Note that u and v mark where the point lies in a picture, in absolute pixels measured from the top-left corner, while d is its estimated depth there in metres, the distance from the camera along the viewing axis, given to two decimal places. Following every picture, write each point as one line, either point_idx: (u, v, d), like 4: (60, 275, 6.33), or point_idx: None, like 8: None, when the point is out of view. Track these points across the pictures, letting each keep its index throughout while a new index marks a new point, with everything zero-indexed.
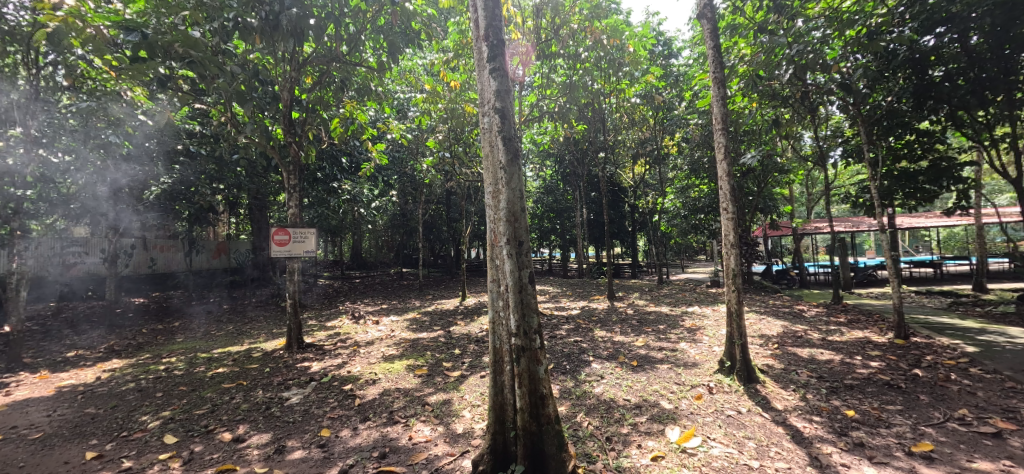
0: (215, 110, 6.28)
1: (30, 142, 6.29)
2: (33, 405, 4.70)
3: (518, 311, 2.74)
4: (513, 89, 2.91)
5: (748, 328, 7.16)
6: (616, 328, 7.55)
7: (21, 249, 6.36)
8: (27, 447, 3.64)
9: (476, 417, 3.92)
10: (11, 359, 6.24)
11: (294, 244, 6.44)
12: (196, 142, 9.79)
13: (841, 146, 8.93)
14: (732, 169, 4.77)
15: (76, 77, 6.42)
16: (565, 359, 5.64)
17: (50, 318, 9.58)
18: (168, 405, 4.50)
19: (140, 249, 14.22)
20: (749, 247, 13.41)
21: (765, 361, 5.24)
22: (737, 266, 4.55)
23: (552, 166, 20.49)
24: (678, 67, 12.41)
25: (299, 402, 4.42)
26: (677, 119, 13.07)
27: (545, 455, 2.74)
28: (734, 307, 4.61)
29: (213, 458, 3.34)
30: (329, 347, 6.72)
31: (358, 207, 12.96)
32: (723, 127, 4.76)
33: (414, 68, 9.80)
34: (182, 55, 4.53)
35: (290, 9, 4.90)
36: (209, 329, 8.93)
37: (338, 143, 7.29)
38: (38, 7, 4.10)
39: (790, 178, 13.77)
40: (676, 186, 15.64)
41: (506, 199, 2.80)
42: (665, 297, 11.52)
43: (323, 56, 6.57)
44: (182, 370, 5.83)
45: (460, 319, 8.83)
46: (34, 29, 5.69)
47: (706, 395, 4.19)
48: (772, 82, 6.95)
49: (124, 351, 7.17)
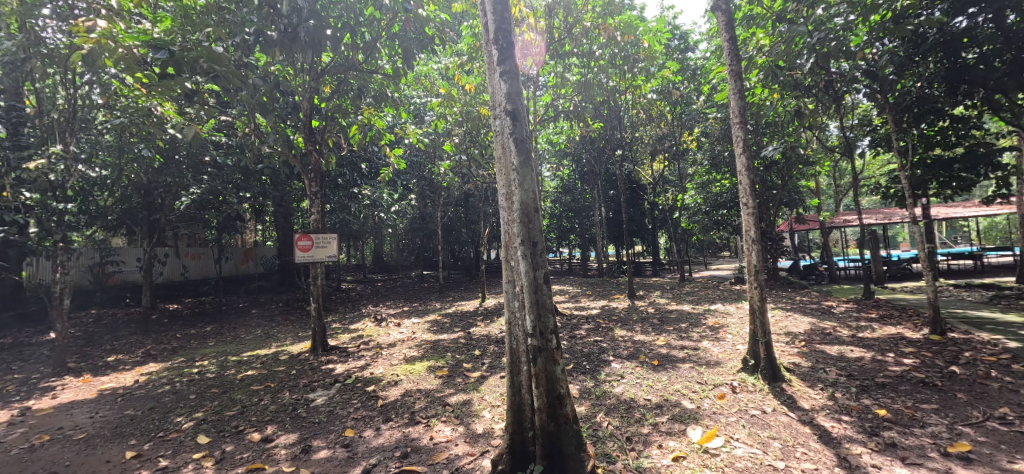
0: (239, 121, 6.49)
1: (69, 159, 6.61)
2: (77, 407, 4.97)
3: (534, 312, 2.74)
4: (524, 90, 2.92)
5: (774, 325, 6.98)
6: (637, 327, 7.43)
7: (64, 261, 6.79)
8: (72, 447, 3.86)
9: (496, 417, 3.95)
10: (57, 364, 6.56)
11: (317, 249, 6.59)
12: (223, 153, 10.15)
13: (869, 135, 8.53)
14: (752, 162, 4.64)
15: (110, 94, 6.73)
16: (585, 358, 5.61)
17: (92, 325, 10.08)
18: (201, 407, 4.67)
19: (174, 257, 14.80)
20: (773, 243, 13.06)
21: (791, 359, 5.09)
22: (760, 262, 4.47)
23: (569, 165, 20.37)
24: (696, 60, 12.31)
25: (324, 404, 4.54)
26: (695, 113, 12.90)
27: (565, 454, 2.73)
28: (757, 304, 4.52)
29: (243, 458, 3.47)
30: (353, 350, 6.88)
31: (379, 212, 13.22)
32: (741, 121, 4.66)
33: (429, 72, 9.95)
34: (207, 70, 4.75)
35: (307, 21, 5.13)
36: (239, 333, 9.26)
37: (357, 149, 7.45)
38: (72, 31, 4.26)
39: (816, 170, 13.26)
40: (696, 182, 15.47)
41: (519, 199, 2.80)
42: (687, 294, 11.33)
43: (341, 65, 6.75)
44: (213, 373, 6.05)
45: (480, 320, 8.94)
46: (71, 51, 6.01)
47: (729, 394, 4.11)
48: (793, 72, 6.84)
49: (160, 355, 7.49)
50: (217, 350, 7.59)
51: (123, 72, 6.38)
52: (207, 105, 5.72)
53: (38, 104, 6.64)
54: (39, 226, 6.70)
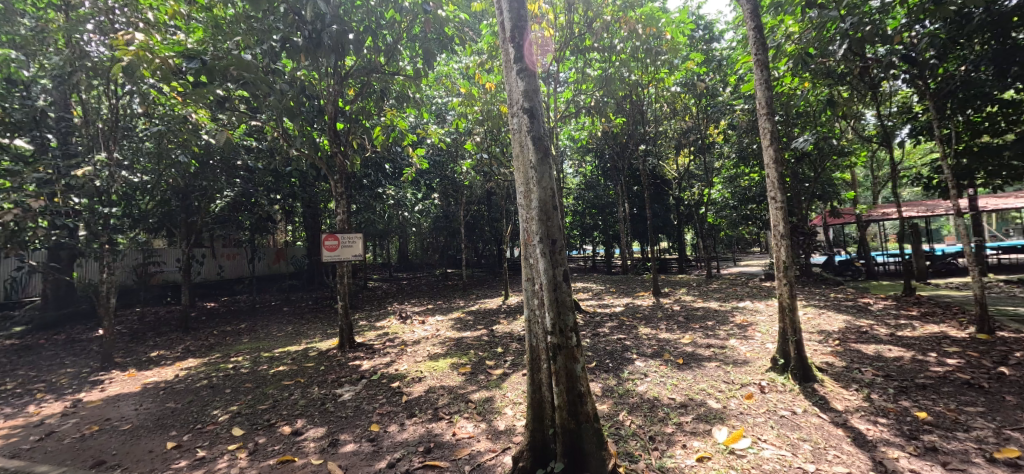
0: (268, 126, 6.73)
1: (113, 166, 7.00)
2: (123, 400, 5.28)
3: (553, 309, 2.74)
4: (541, 88, 2.92)
5: (806, 323, 6.73)
6: (661, 325, 7.30)
7: (110, 262, 7.21)
8: (119, 437, 4.12)
9: (517, 415, 3.97)
10: (105, 358, 6.98)
11: (343, 248, 6.76)
12: (253, 157, 10.53)
13: (909, 123, 8.09)
14: (781, 154, 4.48)
15: (149, 103, 7.09)
16: (608, 356, 5.56)
17: (136, 322, 10.67)
18: (236, 401, 4.89)
19: (210, 257, 15.48)
20: (805, 238, 12.58)
21: (824, 359, 4.89)
22: (789, 258, 4.31)
23: (591, 161, 20.18)
24: (721, 51, 11.95)
25: (351, 399, 4.67)
26: (721, 105, 12.54)
27: (586, 452, 2.71)
28: (787, 301, 4.37)
29: (275, 449, 3.61)
30: (379, 347, 7.04)
31: (402, 211, 13.47)
32: (767, 112, 4.51)
33: (450, 72, 10.05)
34: (237, 78, 4.94)
35: (331, 26, 5.28)
36: (271, 330, 9.62)
37: (381, 150, 7.59)
38: (114, 45, 4.51)
39: (852, 161, 12.67)
40: (723, 176, 15.07)
41: (538, 197, 2.80)
42: (715, 292, 11.06)
43: (364, 68, 6.89)
44: (247, 368, 6.31)
45: (503, 318, 8.98)
46: (113, 63, 6.36)
47: (757, 394, 3.99)
48: (825, 59, 6.55)
49: (199, 351, 7.86)
50: (251, 347, 7.91)
51: (159, 82, 6.71)
52: (237, 111, 5.95)
53: (85, 115, 7.05)
54: (88, 229, 7.14)
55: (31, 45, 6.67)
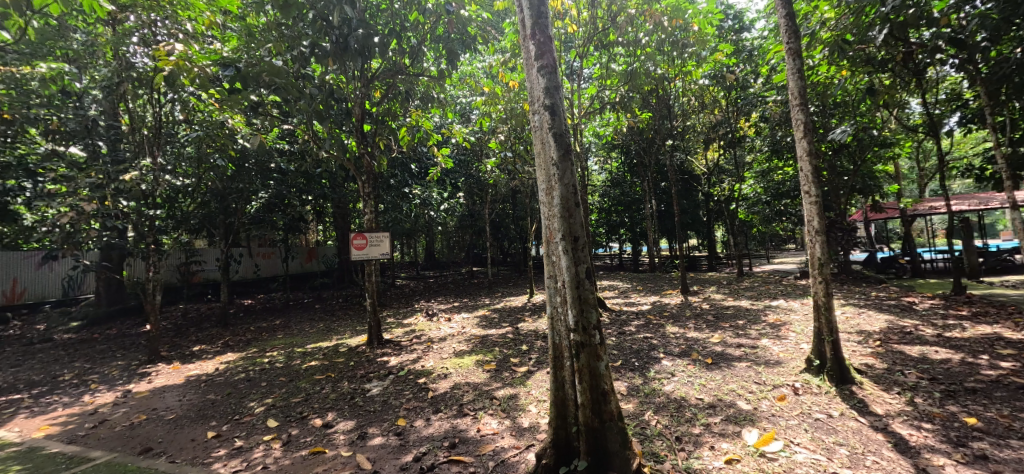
0: (299, 129, 6.98)
1: (157, 170, 7.43)
2: (169, 391, 5.61)
3: (576, 307, 2.72)
4: (563, 84, 2.90)
5: (845, 323, 6.43)
6: (689, 324, 7.14)
7: (156, 261, 7.65)
8: (165, 426, 4.38)
9: (541, 412, 3.97)
10: (152, 352, 7.41)
11: (370, 247, 6.93)
12: (286, 160, 10.93)
13: (959, 110, 7.58)
14: (816, 146, 4.29)
15: (190, 110, 7.46)
16: (634, 355, 5.49)
17: (180, 318, 11.29)
18: (271, 394, 5.10)
19: (247, 256, 16.18)
20: (844, 234, 12.00)
21: (863, 360, 4.66)
22: (825, 254, 4.13)
23: (618, 157, 19.90)
24: (752, 41, 11.51)
25: (379, 394, 4.80)
26: (752, 97, 12.09)
27: (610, 451, 2.69)
28: (822, 300, 4.19)
29: (307, 441, 3.75)
30: (406, 343, 7.19)
31: (428, 210, 13.69)
32: (800, 103, 4.32)
33: (474, 72, 10.12)
34: (269, 84, 5.15)
35: (357, 30, 5.42)
36: (303, 326, 9.97)
37: (407, 151, 7.72)
38: (156, 56, 4.77)
39: (895, 152, 11.97)
40: (755, 171, 14.55)
41: (559, 195, 2.79)
42: (746, 290, 10.71)
43: (389, 70, 7.03)
44: (281, 363, 6.57)
45: (528, 316, 8.98)
46: (157, 73, 6.74)
47: (790, 395, 3.85)
48: (865, 46, 6.23)
49: (237, 346, 8.24)
50: (285, 342, 8.22)
51: (199, 90, 7.06)
52: (270, 115, 6.19)
53: (132, 123, 7.50)
54: (136, 230, 7.59)
55: (83, 58, 7.10)
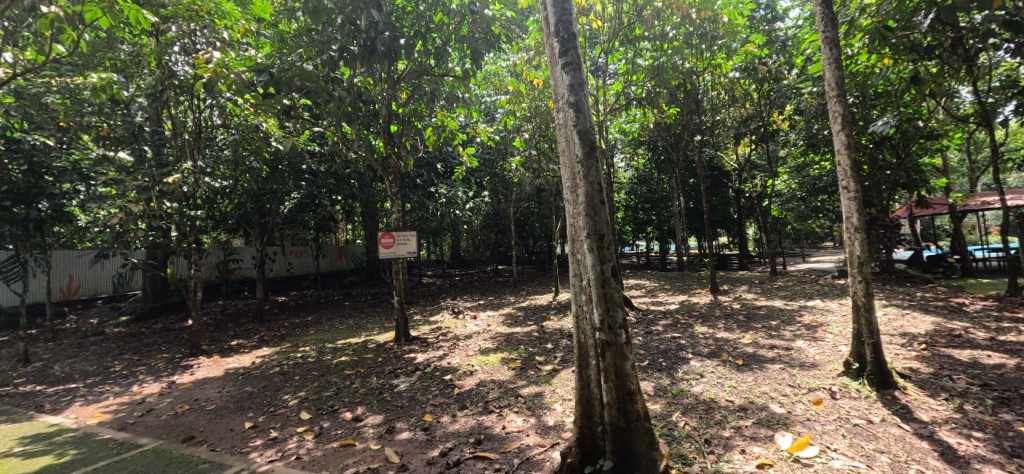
0: (328, 131, 7.18)
1: (198, 173, 7.81)
2: (210, 383, 5.90)
3: (601, 306, 2.70)
4: (587, 81, 2.88)
5: (887, 325, 6.11)
6: (720, 324, 6.95)
7: (197, 259, 8.05)
8: (206, 416, 4.61)
9: (567, 411, 3.96)
10: (194, 346, 7.80)
11: (398, 246, 7.07)
12: (316, 161, 11.27)
13: (1017, 98, 7.06)
14: (855, 139, 4.10)
15: (227, 115, 7.80)
16: (661, 355, 5.39)
17: (219, 314, 11.85)
18: (304, 387, 5.29)
19: (280, 255, 16.80)
20: (886, 231, 11.40)
21: (907, 364, 4.43)
22: (865, 252, 3.94)
23: (644, 154, 19.55)
24: (786, 30, 11.06)
25: (406, 389, 4.90)
26: (786, 89, 11.62)
27: (636, 452, 2.66)
28: (862, 300, 4.01)
29: (338, 433, 3.88)
30: (432, 340, 7.30)
31: (454, 209, 13.85)
32: (838, 94, 4.13)
33: (498, 71, 10.15)
34: (300, 87, 5.33)
35: (383, 33, 5.53)
36: (334, 323, 10.27)
37: (432, 150, 7.83)
38: (196, 63, 5.01)
39: (944, 144, 11.26)
40: (789, 166, 13.99)
41: (584, 192, 2.76)
42: (780, 289, 10.34)
43: (415, 71, 7.13)
44: (313, 358, 6.80)
45: (553, 314, 8.95)
46: (197, 81, 7.09)
47: (827, 399, 3.70)
48: (909, 32, 5.90)
49: (272, 341, 8.57)
50: (316, 338, 8.50)
51: (235, 96, 7.37)
52: (301, 118, 6.39)
53: (175, 128, 7.91)
54: (178, 230, 8.01)
55: (129, 68, 7.51)
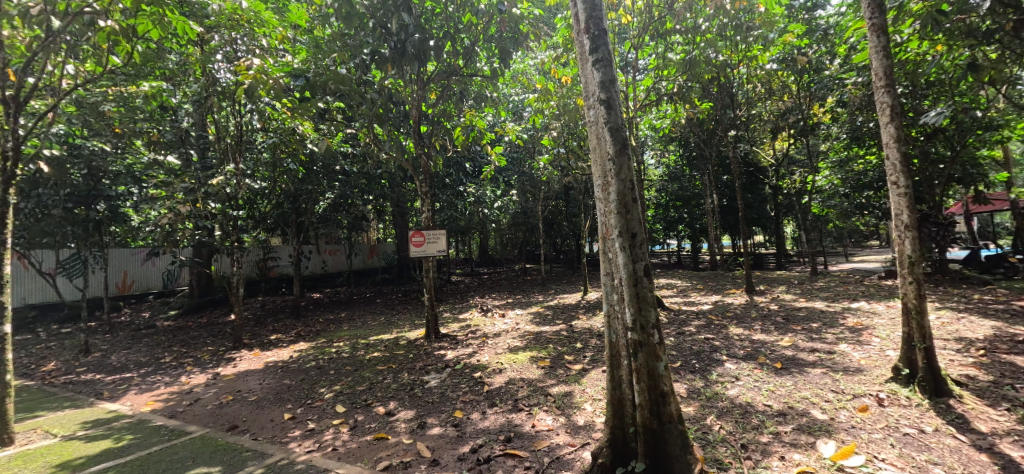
0: (360, 133, 7.38)
1: (239, 175, 8.19)
2: (251, 375, 6.18)
3: (634, 305, 2.65)
4: (618, 77, 2.83)
5: (942, 329, 5.74)
6: (756, 325, 6.71)
7: (239, 257, 8.45)
8: (248, 406, 4.84)
9: (597, 411, 3.93)
10: (236, 340, 8.19)
11: (428, 244, 7.19)
12: (349, 162, 11.60)
13: None
14: (905, 131, 3.86)
15: (266, 119, 8.14)
16: (694, 356, 5.26)
17: (259, 309, 12.40)
18: (338, 382, 5.47)
19: (315, 253, 17.40)
20: (939, 229, 10.69)
21: (964, 371, 4.15)
22: (916, 252, 3.71)
23: (676, 150, 19.08)
24: (828, 18, 10.52)
25: (437, 386, 4.99)
26: (828, 80, 11.07)
27: (669, 454, 2.61)
28: (913, 303, 3.79)
29: (371, 427, 3.99)
30: (461, 338, 7.40)
31: (482, 208, 13.95)
32: (886, 84, 3.91)
33: (526, 69, 10.14)
34: (334, 91, 5.51)
35: (413, 35, 5.65)
36: (366, 319, 10.56)
37: (461, 150, 7.91)
38: (238, 71, 5.24)
39: (1006, 134, 10.44)
40: (831, 160, 13.33)
41: (616, 191, 2.73)
42: (821, 290, 9.87)
43: (444, 72, 7.21)
44: (347, 353, 7.02)
45: (582, 313, 8.88)
46: (238, 87, 7.43)
47: (874, 406, 3.51)
48: (967, 16, 5.50)
49: (308, 336, 8.90)
50: (350, 334, 8.77)
51: (273, 100, 7.67)
52: (334, 121, 6.60)
53: (218, 132, 8.32)
54: (222, 229, 8.42)
55: (177, 76, 7.93)
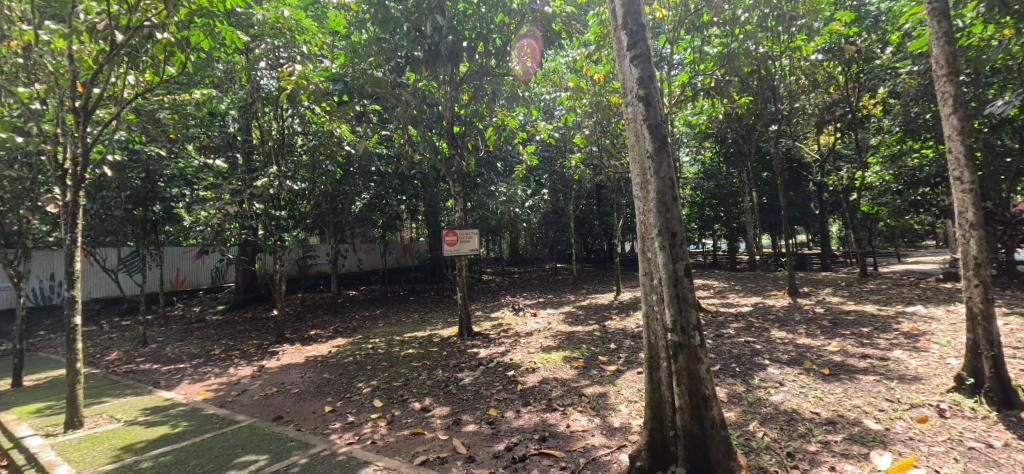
0: (395, 135, 7.56)
1: (281, 177, 8.55)
2: (293, 368, 6.46)
3: (674, 306, 2.60)
4: (657, 73, 2.77)
5: (1012, 336, 5.29)
6: (801, 329, 6.41)
7: (281, 255, 8.84)
8: (291, 398, 5.06)
9: (633, 413, 3.87)
10: (279, 334, 8.57)
11: (461, 244, 7.27)
12: (383, 163, 11.90)
13: None
14: (970, 123, 3.58)
15: (306, 123, 8.46)
16: (734, 360, 5.09)
17: (298, 306, 12.92)
18: (375, 377, 5.63)
19: (351, 252, 17.95)
20: (1006, 228, 9.88)
21: None
22: (983, 252, 3.44)
23: (712, 147, 18.47)
24: (879, 4, 9.90)
25: (470, 383, 5.05)
26: (879, 70, 10.42)
27: (711, 460, 2.53)
28: (980, 307, 3.53)
29: (408, 422, 4.08)
30: (493, 336, 7.45)
31: (512, 207, 13.98)
32: (949, 73, 3.63)
33: (557, 67, 10.06)
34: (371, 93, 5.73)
35: (447, 37, 5.77)
36: (400, 317, 10.82)
37: (493, 150, 7.95)
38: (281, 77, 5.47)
39: None
40: (881, 155, 12.55)
41: (655, 189, 2.67)
42: (871, 293, 9.33)
43: (476, 72, 7.26)
44: (382, 349, 7.21)
45: (615, 314, 8.76)
46: (280, 93, 7.76)
47: (935, 417, 3.29)
48: None
49: (345, 332, 9.21)
50: (385, 331, 9.00)
51: (313, 105, 7.97)
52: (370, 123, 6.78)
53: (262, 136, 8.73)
54: (265, 229, 8.83)
55: (224, 83, 8.36)
